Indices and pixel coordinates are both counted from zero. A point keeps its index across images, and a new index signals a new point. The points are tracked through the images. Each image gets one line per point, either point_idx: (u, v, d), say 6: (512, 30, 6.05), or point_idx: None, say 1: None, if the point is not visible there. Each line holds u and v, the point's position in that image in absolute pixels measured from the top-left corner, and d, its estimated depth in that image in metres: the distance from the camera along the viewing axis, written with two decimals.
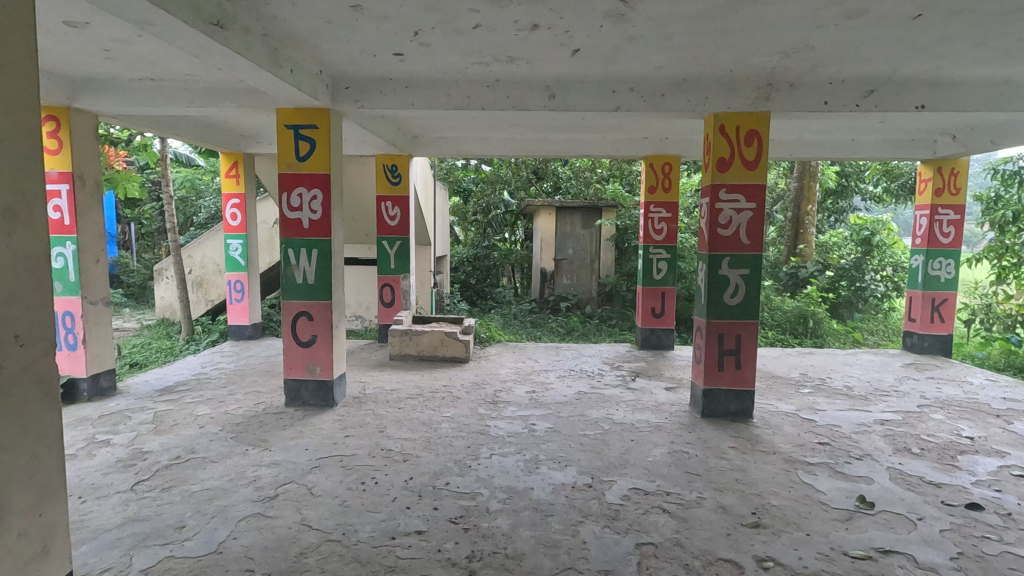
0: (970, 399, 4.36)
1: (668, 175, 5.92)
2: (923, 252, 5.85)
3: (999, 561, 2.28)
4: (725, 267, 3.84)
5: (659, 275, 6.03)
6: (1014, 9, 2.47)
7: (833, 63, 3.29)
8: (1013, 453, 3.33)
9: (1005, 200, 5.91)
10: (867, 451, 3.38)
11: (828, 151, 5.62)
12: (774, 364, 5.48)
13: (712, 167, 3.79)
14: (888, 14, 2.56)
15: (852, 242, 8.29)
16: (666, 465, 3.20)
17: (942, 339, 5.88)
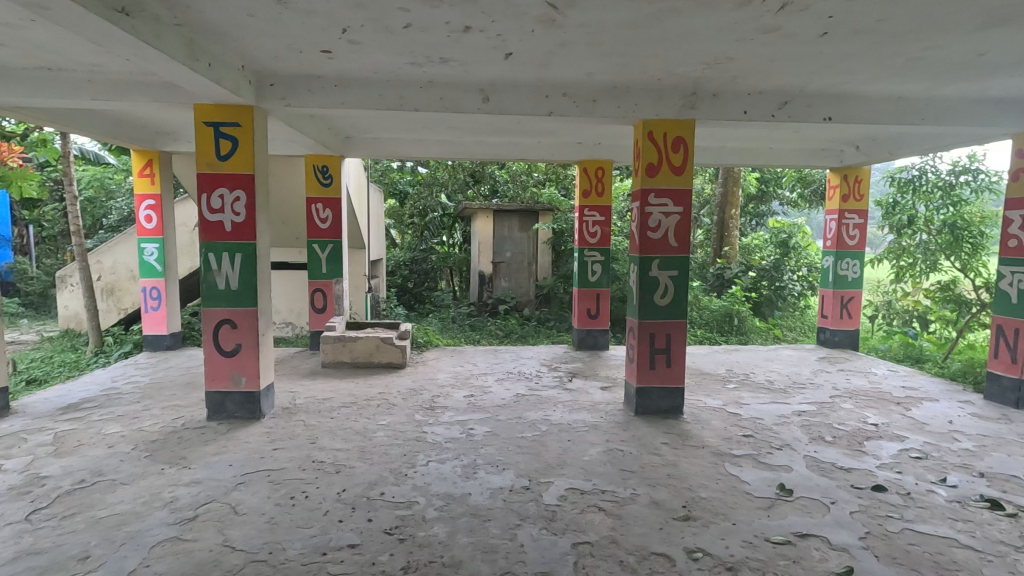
0: (875, 388, 4.74)
1: (601, 179, 6.06)
2: (833, 254, 6.31)
3: (901, 538, 2.48)
4: (655, 269, 3.97)
5: (594, 277, 6.16)
6: (906, 31, 2.70)
7: (751, 75, 3.48)
8: (911, 437, 3.64)
9: (902, 205, 6.43)
10: (786, 441, 3.59)
11: (749, 158, 5.94)
12: (702, 361, 5.73)
13: (642, 172, 3.91)
14: (798, 32, 2.74)
15: (771, 244, 8.81)
16: (601, 464, 3.26)
17: (850, 334, 6.36)
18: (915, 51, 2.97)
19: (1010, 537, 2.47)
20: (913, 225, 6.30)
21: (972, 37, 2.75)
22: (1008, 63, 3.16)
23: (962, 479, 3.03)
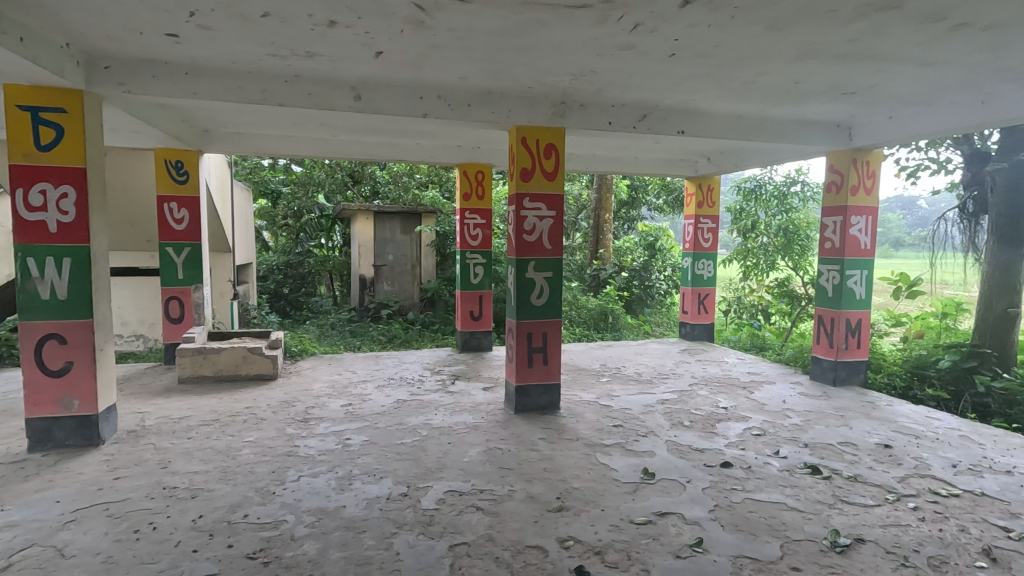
0: (726, 375, 5.30)
1: (481, 183, 6.13)
2: (691, 255, 6.94)
3: (742, 507, 2.79)
4: (531, 271, 4.09)
5: (476, 279, 6.23)
6: (739, 58, 3.06)
7: (613, 88, 3.73)
8: (753, 416, 4.12)
9: (747, 211, 7.27)
10: (650, 428, 3.88)
11: (617, 166, 6.35)
12: (579, 358, 6.02)
13: (516, 176, 4.02)
14: (650, 51, 2.99)
15: (640, 247, 9.48)
16: (481, 464, 3.30)
17: (706, 327, 7.05)
18: (746, 76, 3.37)
19: (825, 497, 2.89)
20: (756, 230, 7.15)
21: (790, 67, 3.18)
22: (818, 92, 3.70)
23: (791, 450, 3.48)
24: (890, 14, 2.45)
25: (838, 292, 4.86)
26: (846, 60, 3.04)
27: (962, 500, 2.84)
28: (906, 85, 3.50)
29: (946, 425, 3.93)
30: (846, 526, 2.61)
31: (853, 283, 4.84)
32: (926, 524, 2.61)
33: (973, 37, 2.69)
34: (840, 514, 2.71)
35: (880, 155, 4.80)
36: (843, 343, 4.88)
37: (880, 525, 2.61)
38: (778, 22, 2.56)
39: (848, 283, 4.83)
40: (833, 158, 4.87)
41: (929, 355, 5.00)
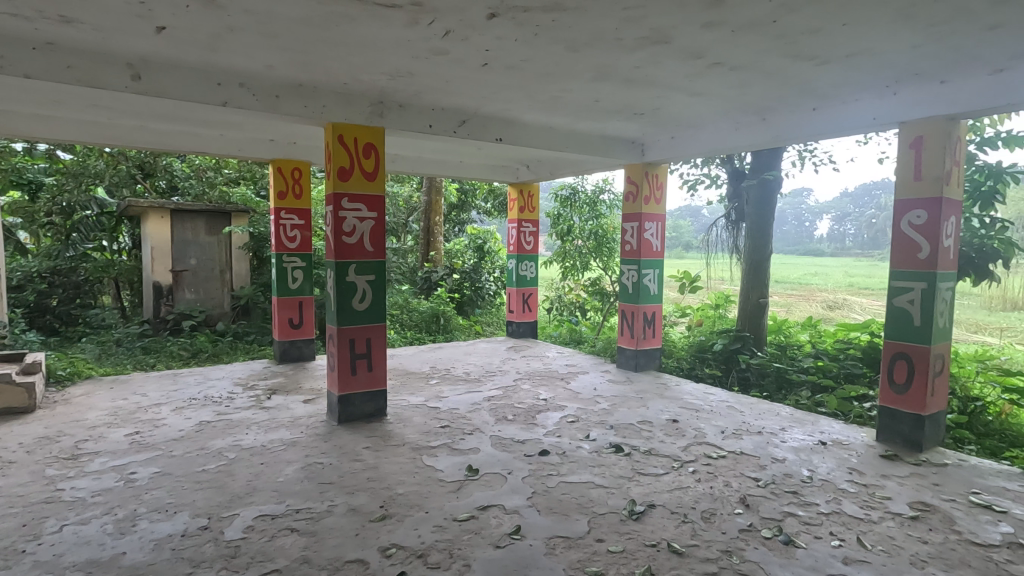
0: (547, 368, 5.67)
1: (298, 181, 5.73)
2: (515, 257, 7.31)
3: (557, 490, 3.01)
4: (352, 274, 3.93)
5: (295, 284, 5.80)
6: (544, 73, 3.29)
7: (432, 92, 3.76)
8: (569, 405, 4.47)
9: (563, 216, 7.88)
10: (476, 426, 3.99)
11: (443, 169, 6.42)
12: (409, 361, 5.96)
13: (333, 175, 3.83)
14: (463, 58, 3.07)
15: (470, 249, 9.68)
16: (297, 482, 3.07)
17: (530, 324, 7.47)
18: (553, 91, 3.65)
19: (626, 471, 3.24)
20: (571, 233, 7.78)
21: (589, 86, 3.52)
22: (614, 111, 4.15)
23: (600, 433, 3.85)
24: (662, 48, 2.84)
25: (636, 288, 5.51)
26: (632, 84, 3.45)
27: (728, 460, 3.40)
28: (681, 110, 4.10)
29: (719, 398, 4.68)
30: (641, 494, 2.97)
31: (648, 281, 5.53)
32: (701, 484, 3.09)
33: (724, 75, 3.25)
34: (637, 485, 3.07)
35: (666, 170, 5.55)
36: (642, 333, 5.55)
37: (667, 490, 3.02)
38: (574, 44, 2.81)
39: (645, 280, 5.51)
40: (630, 170, 5.51)
41: (706, 339, 5.89)
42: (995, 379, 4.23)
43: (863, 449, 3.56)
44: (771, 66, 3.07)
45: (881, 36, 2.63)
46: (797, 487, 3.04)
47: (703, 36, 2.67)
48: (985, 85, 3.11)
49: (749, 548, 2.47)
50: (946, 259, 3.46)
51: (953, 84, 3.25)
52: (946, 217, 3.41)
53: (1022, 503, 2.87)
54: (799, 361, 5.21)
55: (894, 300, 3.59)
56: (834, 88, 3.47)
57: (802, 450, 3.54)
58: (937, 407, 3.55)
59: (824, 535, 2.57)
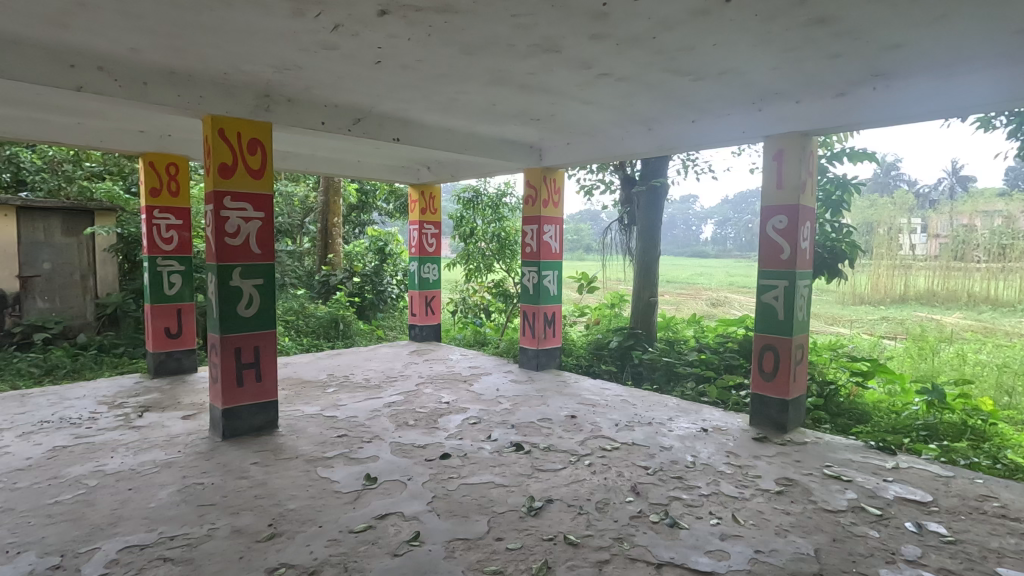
0: (450, 371, 5.64)
1: (175, 177, 5.25)
2: (417, 259, 7.20)
3: (457, 493, 3.00)
4: (236, 278, 3.67)
5: (172, 290, 5.31)
6: (440, 74, 3.28)
7: (323, 88, 3.60)
8: (471, 407, 4.48)
9: (466, 219, 7.90)
10: (375, 433, 3.87)
11: (340, 168, 6.18)
12: (304, 370, 5.66)
13: (213, 171, 3.55)
14: (354, 55, 2.97)
15: (371, 251, 9.35)
16: (173, 506, 2.81)
17: (434, 327, 7.41)
18: (450, 93, 3.64)
19: (525, 469, 3.31)
20: (474, 236, 7.82)
21: (485, 89, 3.55)
22: (511, 115, 4.22)
23: (501, 433, 3.89)
24: (553, 56, 2.93)
25: (536, 289, 5.65)
26: (527, 90, 3.54)
27: (621, 451, 3.58)
28: (575, 118, 4.26)
29: (614, 393, 4.92)
30: (540, 490, 3.04)
31: (548, 282, 5.68)
32: (596, 476, 3.22)
33: (611, 86, 3.42)
34: (536, 482, 3.14)
35: (563, 175, 5.74)
36: (542, 333, 5.69)
37: (564, 484, 3.11)
38: (468, 46, 2.82)
39: (544, 282, 5.65)
40: (529, 174, 5.64)
41: (603, 337, 6.21)
42: (846, 365, 4.79)
43: (739, 434, 3.90)
44: (654, 80, 3.28)
45: (745, 57, 2.90)
46: (681, 472, 3.27)
47: (590, 46, 2.79)
48: (831, 106, 3.54)
49: (638, 533, 2.61)
50: (804, 260, 3.88)
51: (806, 104, 3.67)
52: (803, 222, 3.82)
53: (864, 472, 3.30)
54: (685, 355, 5.59)
55: (762, 297, 3.97)
56: (709, 103, 3.78)
57: (686, 438, 3.81)
58: (798, 391, 3.97)
59: (704, 514, 2.78)
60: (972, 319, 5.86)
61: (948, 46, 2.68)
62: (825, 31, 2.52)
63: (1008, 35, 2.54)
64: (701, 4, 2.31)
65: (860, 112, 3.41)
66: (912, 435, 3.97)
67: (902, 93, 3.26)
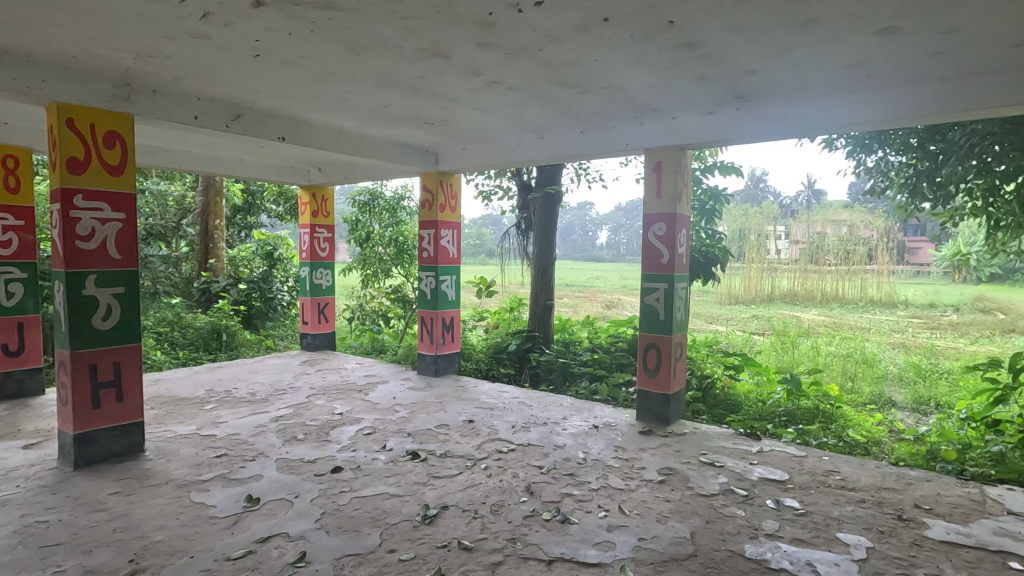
0: (344, 381, 5.42)
1: (14, 171, 4.58)
2: (308, 264, 6.87)
3: (348, 507, 2.88)
4: (90, 286, 3.27)
5: (11, 301, 4.61)
6: (325, 73, 3.15)
7: (195, 79, 3.32)
8: (366, 417, 4.33)
9: (362, 223, 7.65)
10: (259, 450, 3.63)
11: (219, 166, 5.73)
12: (178, 386, 5.16)
13: (60, 166, 3.14)
14: (229, 46, 2.77)
15: (259, 256, 8.77)
16: (8, 550, 2.44)
17: (328, 335, 7.09)
18: (338, 92, 3.52)
19: (421, 477, 3.26)
20: (370, 240, 7.59)
21: (375, 91, 3.47)
22: (404, 118, 4.15)
23: (396, 442, 3.80)
24: (442, 61, 2.93)
25: (434, 295, 5.60)
26: (419, 94, 3.51)
27: (516, 452, 3.65)
28: (468, 124, 4.29)
29: (511, 395, 5.00)
30: (435, 497, 3.01)
31: (446, 287, 5.66)
32: (492, 479, 3.25)
33: (502, 94, 3.48)
34: (431, 489, 3.10)
35: (460, 179, 5.75)
36: (440, 338, 5.66)
37: (460, 489, 3.11)
38: (354, 46, 2.74)
39: (442, 287, 5.63)
40: (425, 178, 5.57)
41: (502, 341, 6.29)
42: (720, 360, 5.21)
43: (626, 429, 4.12)
44: (542, 90, 3.39)
45: (624, 74, 3.09)
46: (573, 469, 3.39)
47: (479, 54, 2.83)
48: (701, 123, 3.87)
49: (531, 532, 2.67)
50: (681, 264, 4.19)
51: (681, 120, 3.98)
52: (679, 229, 4.12)
53: (734, 457, 3.62)
54: (580, 355, 5.81)
55: (646, 298, 4.23)
56: (595, 115, 3.97)
57: (579, 435, 3.96)
58: (678, 386, 4.27)
59: (593, 508, 2.90)
60: (824, 315, 6.65)
61: (794, 75, 3.03)
62: (692, 54, 2.75)
63: (840, 69, 2.92)
64: (581, 21, 2.42)
65: (725, 130, 3.76)
66: (775, 421, 4.45)
67: (758, 115, 3.64)
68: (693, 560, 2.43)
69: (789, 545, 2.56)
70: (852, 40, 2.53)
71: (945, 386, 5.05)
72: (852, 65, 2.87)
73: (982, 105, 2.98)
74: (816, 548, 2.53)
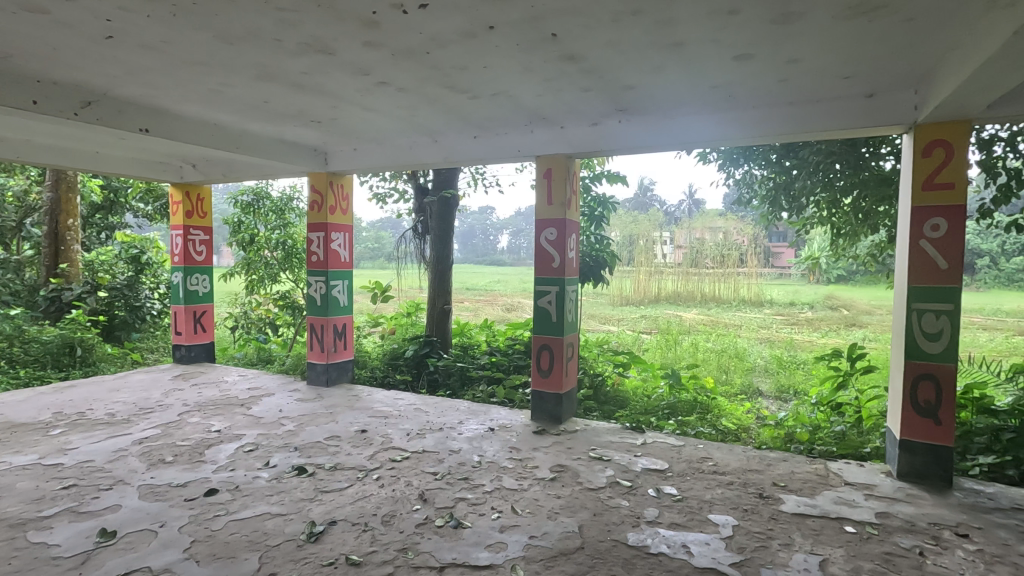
0: (223, 396, 5.01)
1: None
2: (181, 269, 6.28)
3: (223, 532, 2.66)
4: None
5: None
6: (194, 62, 2.91)
7: (33, 59, 2.92)
8: (247, 433, 4.03)
9: (245, 224, 7.10)
10: (118, 477, 3.25)
11: (70, 159, 5.09)
12: (17, 410, 4.48)
13: None
14: (75, 24, 2.47)
15: (123, 261, 7.85)
16: None
17: (206, 346, 6.52)
18: (210, 83, 3.26)
19: (307, 493, 3.09)
20: (255, 243, 7.06)
21: (252, 84, 3.26)
22: (288, 115, 3.94)
23: (281, 457, 3.58)
24: (326, 58, 2.81)
25: (325, 300, 5.36)
26: (302, 90, 3.34)
27: (410, 460, 3.58)
28: (358, 124, 4.16)
29: (407, 402, 4.90)
30: (322, 513, 2.87)
31: (337, 292, 5.44)
32: (384, 489, 3.16)
33: (392, 95, 3.42)
34: (317, 505, 2.95)
35: (351, 181, 5.56)
36: (332, 346, 5.43)
37: (349, 503, 2.99)
38: (226, 35, 2.55)
39: (333, 292, 5.40)
40: (313, 179, 5.32)
41: (398, 347, 6.17)
42: (610, 358, 5.47)
43: (521, 429, 4.20)
44: (433, 94, 3.37)
45: (513, 82, 3.16)
46: (468, 473, 3.39)
47: (364, 53, 2.75)
48: (588, 133, 4.06)
49: (422, 540, 2.63)
50: (571, 267, 4.35)
51: (569, 129, 4.14)
52: (569, 234, 4.28)
53: (621, 450, 3.81)
54: (478, 358, 5.81)
55: (539, 301, 4.34)
56: (487, 121, 4.02)
57: (474, 439, 3.97)
58: (570, 385, 4.42)
59: (486, 510, 2.92)
60: (703, 314, 7.26)
61: (667, 92, 3.27)
62: (575, 66, 2.87)
63: (706, 89, 3.19)
64: (467, 27, 2.44)
65: (609, 141, 3.97)
66: (658, 414, 4.76)
67: (638, 128, 3.88)
68: (580, 553, 2.52)
69: (667, 530, 2.74)
70: (714, 63, 2.78)
71: (801, 375, 5.71)
72: (716, 86, 3.16)
73: (821, 128, 3.40)
74: (690, 530, 2.73)
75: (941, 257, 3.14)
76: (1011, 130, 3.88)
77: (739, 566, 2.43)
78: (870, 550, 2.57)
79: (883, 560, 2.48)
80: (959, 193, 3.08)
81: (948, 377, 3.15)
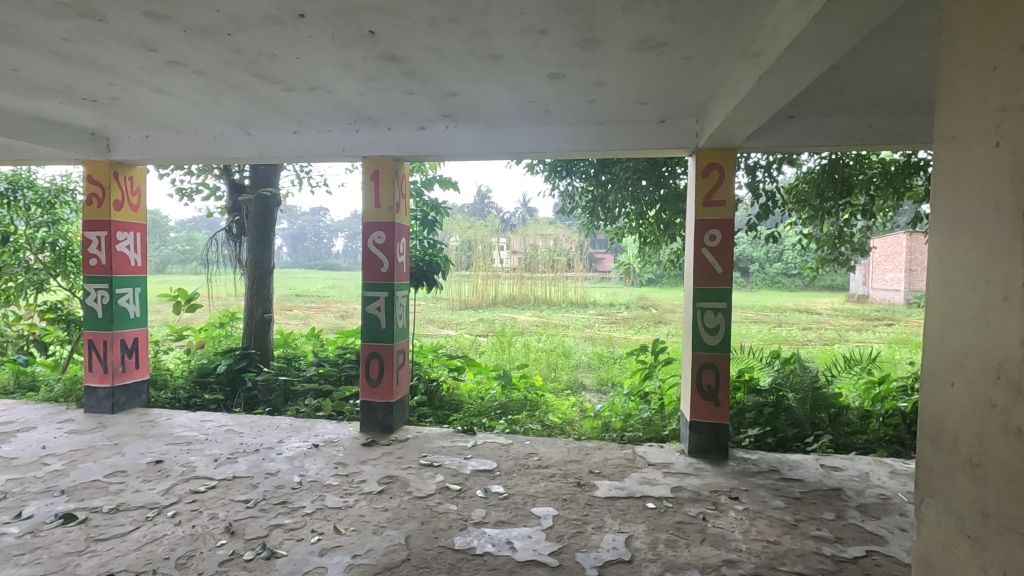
0: None
1: None
2: None
3: None
4: None
5: None
6: None
7: None
8: None
9: None
10: None
11: None
12: None
13: None
14: None
15: None
16: None
17: None
18: None
19: (75, 544, 2.56)
20: (12, 242, 5.74)
21: None
22: (48, 89, 3.26)
23: (39, 506, 2.93)
24: (95, 25, 2.38)
25: (108, 312, 4.56)
26: (65, 60, 2.78)
27: (216, 489, 3.18)
28: (148, 107, 3.61)
29: (216, 424, 4.36)
30: (96, 567, 2.40)
31: (126, 302, 4.66)
32: (181, 526, 2.76)
33: (189, 78, 3.02)
34: (89, 557, 2.47)
35: (143, 172, 4.80)
36: (118, 365, 4.62)
37: (135, 548, 2.55)
38: None
39: (119, 302, 4.61)
40: (89, 168, 4.48)
41: (208, 361, 5.47)
42: (445, 362, 5.39)
43: (349, 443, 3.99)
44: (239, 80, 3.05)
45: (331, 78, 2.99)
46: (286, 496, 3.12)
47: (147, 26, 2.38)
48: (415, 137, 4.02)
49: None
50: (401, 272, 4.26)
51: (396, 132, 4.06)
52: (398, 238, 4.19)
53: (451, 455, 3.82)
54: (304, 370, 5.39)
55: (367, 307, 4.17)
56: (306, 116, 3.76)
57: (295, 458, 3.67)
58: (401, 393, 4.32)
59: (305, 534, 2.71)
60: (535, 316, 7.63)
61: (489, 102, 3.37)
62: (397, 68, 2.82)
63: (525, 103, 3.36)
64: (273, 12, 2.25)
65: (437, 146, 3.98)
66: (491, 414, 4.88)
67: (464, 136, 3.95)
68: (406, 565, 2.46)
69: (492, 529, 2.80)
70: (530, 78, 2.93)
71: (617, 368, 6.30)
72: (534, 101, 3.33)
73: (625, 147, 3.78)
74: (514, 526, 2.83)
75: (717, 263, 3.69)
76: (768, 159, 4.71)
77: (557, 553, 2.57)
78: (666, 521, 2.91)
79: (675, 529, 2.83)
80: (728, 210, 3.67)
81: (723, 364, 3.71)
